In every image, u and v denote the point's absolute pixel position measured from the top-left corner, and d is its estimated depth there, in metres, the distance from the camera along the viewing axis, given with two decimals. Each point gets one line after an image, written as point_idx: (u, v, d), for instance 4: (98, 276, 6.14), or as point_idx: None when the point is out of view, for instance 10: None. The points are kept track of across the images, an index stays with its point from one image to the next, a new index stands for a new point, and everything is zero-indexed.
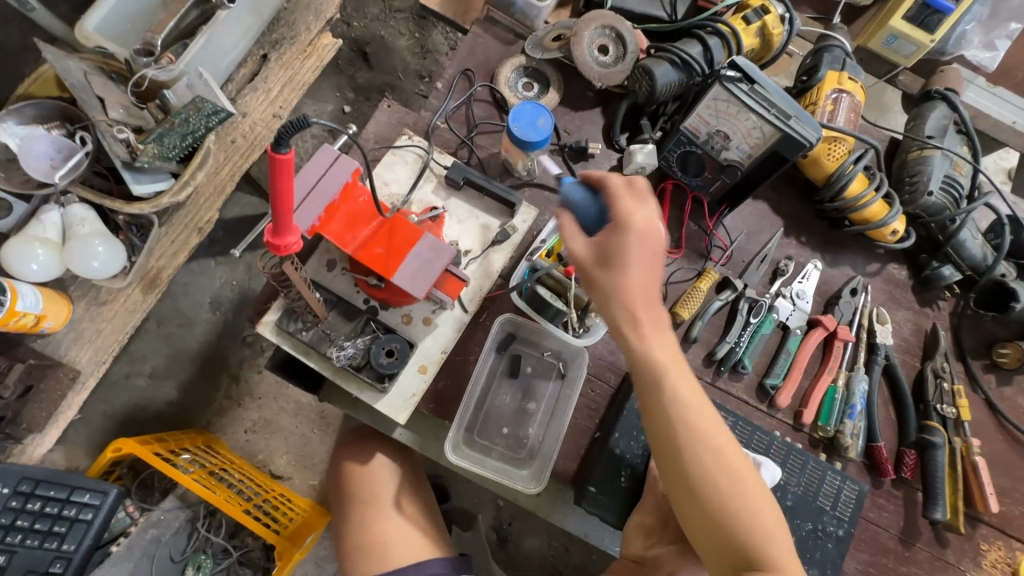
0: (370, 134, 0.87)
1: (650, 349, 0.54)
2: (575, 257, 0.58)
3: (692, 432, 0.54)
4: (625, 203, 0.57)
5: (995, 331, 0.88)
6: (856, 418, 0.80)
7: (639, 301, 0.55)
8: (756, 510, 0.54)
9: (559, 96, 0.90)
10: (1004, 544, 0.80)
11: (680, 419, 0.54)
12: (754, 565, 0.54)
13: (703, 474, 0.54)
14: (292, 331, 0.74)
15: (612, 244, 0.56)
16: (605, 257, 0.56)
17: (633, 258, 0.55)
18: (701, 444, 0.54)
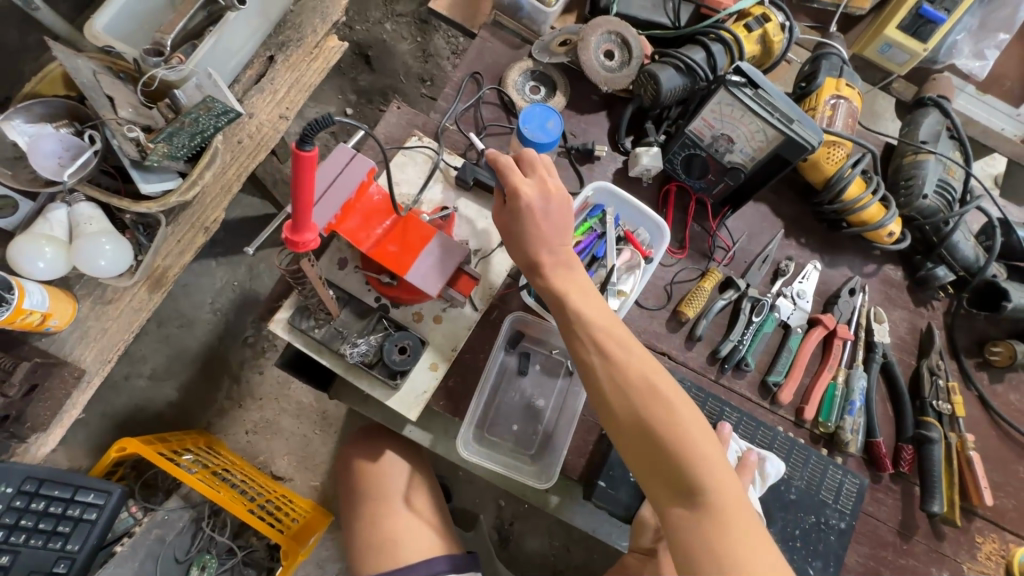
0: (379, 135, 0.88)
1: (557, 287, 0.63)
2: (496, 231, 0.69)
3: (607, 352, 0.58)
4: (513, 173, 0.65)
5: (987, 330, 0.91)
6: (856, 415, 0.82)
7: (541, 250, 0.64)
8: (679, 429, 0.54)
9: (566, 99, 0.92)
10: (998, 536, 0.83)
11: (591, 341, 0.59)
12: (688, 491, 0.53)
13: (621, 392, 0.56)
14: (304, 329, 0.75)
15: (510, 210, 0.65)
16: (509, 224, 0.66)
17: (525, 220, 0.64)
18: (616, 367, 0.57)
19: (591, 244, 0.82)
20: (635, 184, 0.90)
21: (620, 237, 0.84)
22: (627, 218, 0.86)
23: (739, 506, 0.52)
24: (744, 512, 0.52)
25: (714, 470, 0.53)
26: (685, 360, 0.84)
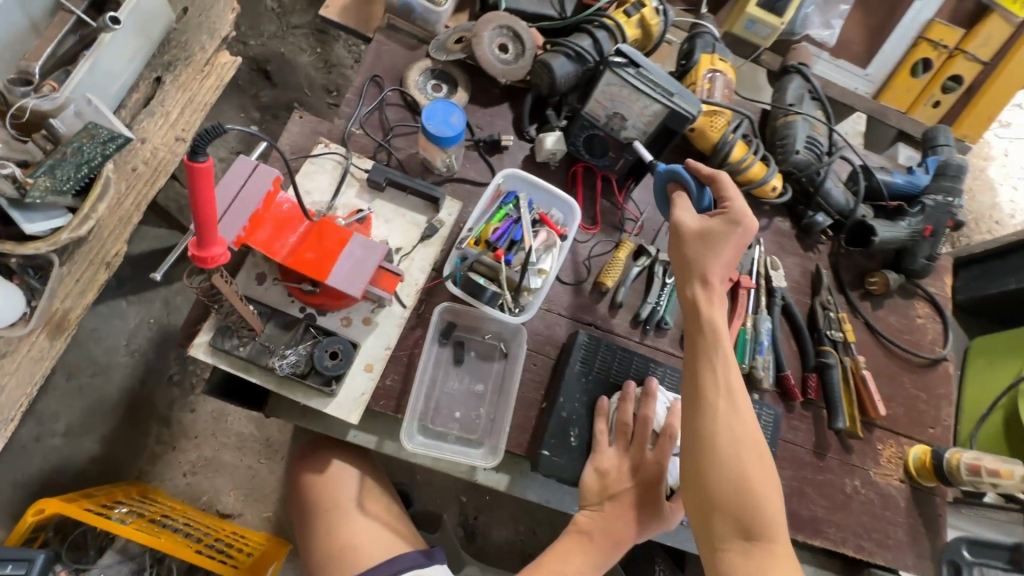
0: (284, 146, 0.87)
1: (714, 321, 0.71)
2: (684, 228, 0.76)
3: (728, 404, 0.67)
4: (731, 195, 0.74)
5: (865, 264, 1.03)
6: (765, 353, 0.91)
7: (717, 276, 0.73)
8: (762, 490, 0.64)
9: (468, 94, 0.95)
10: (895, 441, 0.94)
11: (719, 387, 0.68)
12: (755, 535, 0.63)
13: (728, 443, 0.65)
14: (228, 349, 0.73)
15: (719, 229, 0.73)
16: (705, 237, 0.74)
17: (731, 241, 0.73)
18: (733, 416, 0.66)
19: (509, 228, 0.85)
20: (544, 168, 0.94)
21: (534, 220, 0.88)
22: (542, 202, 0.91)
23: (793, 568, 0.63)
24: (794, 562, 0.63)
25: (780, 533, 0.63)
26: (610, 327, 0.89)
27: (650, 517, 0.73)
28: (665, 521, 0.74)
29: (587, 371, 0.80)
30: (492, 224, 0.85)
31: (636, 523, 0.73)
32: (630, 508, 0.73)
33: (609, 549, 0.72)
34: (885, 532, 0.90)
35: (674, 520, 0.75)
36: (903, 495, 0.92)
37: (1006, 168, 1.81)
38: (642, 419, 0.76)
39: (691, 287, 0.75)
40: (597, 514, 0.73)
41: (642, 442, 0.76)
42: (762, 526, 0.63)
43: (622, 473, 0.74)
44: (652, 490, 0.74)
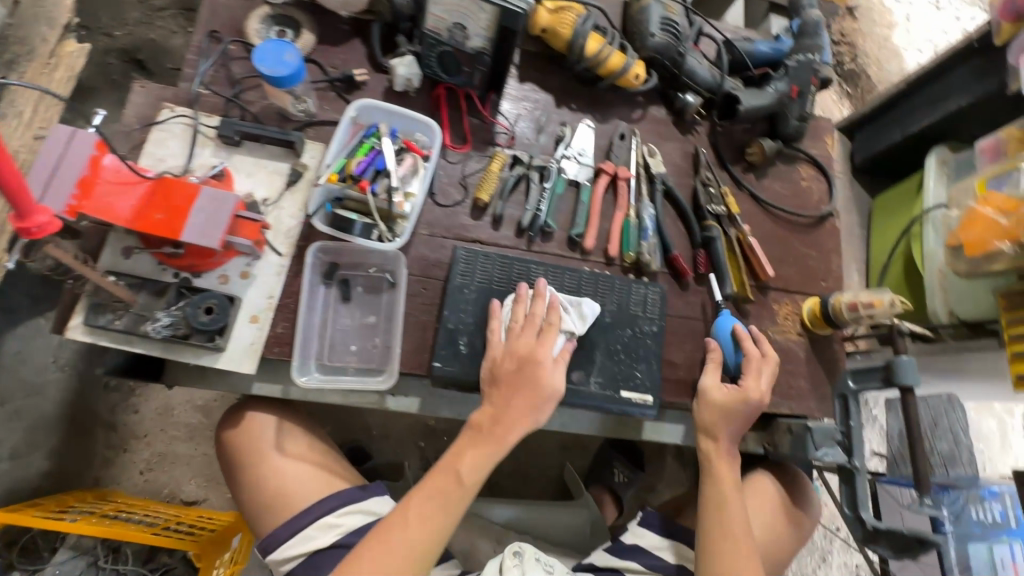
0: (129, 119, 0.85)
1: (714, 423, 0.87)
2: (710, 396, 0.87)
3: (721, 487, 0.85)
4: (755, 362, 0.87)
5: (744, 138, 1.05)
6: (650, 238, 0.93)
7: (720, 412, 0.86)
8: (743, 539, 0.81)
9: (314, 35, 0.93)
10: (791, 300, 0.99)
11: (714, 466, 0.86)
12: None
13: (721, 515, 0.83)
14: (104, 325, 0.73)
15: (735, 405, 0.86)
16: (727, 410, 0.86)
17: (744, 417, 0.87)
18: (724, 498, 0.84)
19: (372, 160, 0.84)
20: (406, 98, 0.94)
21: (400, 149, 0.87)
22: (406, 130, 0.91)
23: None
24: None
25: None
26: (495, 241, 0.91)
27: (536, 401, 0.76)
28: (553, 395, 0.77)
29: (468, 283, 0.83)
30: (355, 158, 0.84)
31: (522, 408, 0.75)
32: (513, 394, 0.75)
33: (501, 440, 0.75)
34: (789, 383, 0.95)
35: (563, 388, 0.78)
36: (803, 347, 0.97)
37: (909, 32, 1.78)
38: (537, 316, 0.79)
39: (706, 440, 0.87)
40: (488, 406, 0.77)
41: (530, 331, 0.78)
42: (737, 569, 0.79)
43: (504, 364, 0.77)
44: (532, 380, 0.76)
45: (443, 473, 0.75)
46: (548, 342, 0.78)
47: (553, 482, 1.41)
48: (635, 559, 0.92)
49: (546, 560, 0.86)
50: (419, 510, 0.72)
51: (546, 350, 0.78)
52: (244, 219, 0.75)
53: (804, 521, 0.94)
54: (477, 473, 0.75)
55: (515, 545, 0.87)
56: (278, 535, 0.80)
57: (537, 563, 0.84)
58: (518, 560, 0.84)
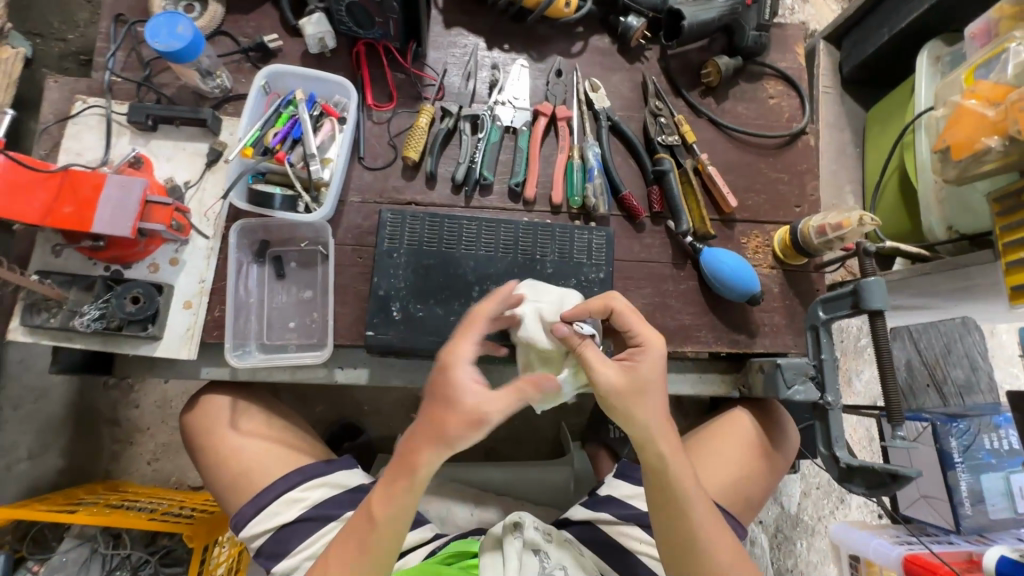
0: (46, 116, 0.83)
1: (630, 406, 0.63)
2: (607, 384, 0.63)
3: (675, 471, 0.65)
4: (636, 324, 0.66)
5: (700, 59, 0.96)
6: (596, 179, 0.86)
7: (631, 395, 0.62)
8: (697, 504, 0.66)
9: (223, 5, 0.88)
10: (760, 231, 0.91)
11: (657, 448, 0.64)
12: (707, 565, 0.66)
13: (680, 501, 0.65)
14: (40, 325, 0.74)
15: (644, 373, 0.63)
16: (636, 387, 0.63)
17: (654, 385, 0.64)
18: (681, 481, 0.65)
19: (288, 130, 0.81)
20: (324, 60, 0.89)
21: (319, 115, 0.83)
22: (325, 94, 0.86)
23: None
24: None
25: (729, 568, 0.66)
26: (430, 201, 0.86)
27: (448, 429, 0.56)
28: (476, 424, 0.56)
29: (396, 248, 0.80)
30: (272, 129, 0.81)
31: (426, 434, 0.58)
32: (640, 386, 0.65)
33: (414, 481, 0.60)
34: (760, 320, 0.88)
35: (492, 415, 0.56)
36: (776, 282, 0.89)
37: None
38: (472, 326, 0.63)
39: (637, 415, 0.63)
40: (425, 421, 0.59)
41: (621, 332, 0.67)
42: (710, 551, 0.66)
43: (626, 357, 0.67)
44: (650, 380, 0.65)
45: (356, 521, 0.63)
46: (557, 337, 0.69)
47: (549, 443, 1.37)
48: (613, 511, 0.89)
49: (544, 529, 0.83)
50: (375, 544, 0.61)
51: (463, 345, 0.60)
52: (157, 204, 0.73)
53: (777, 461, 0.89)
54: (387, 512, 0.61)
55: (514, 516, 0.83)
56: (242, 513, 0.81)
57: (535, 533, 0.81)
58: (517, 532, 0.80)
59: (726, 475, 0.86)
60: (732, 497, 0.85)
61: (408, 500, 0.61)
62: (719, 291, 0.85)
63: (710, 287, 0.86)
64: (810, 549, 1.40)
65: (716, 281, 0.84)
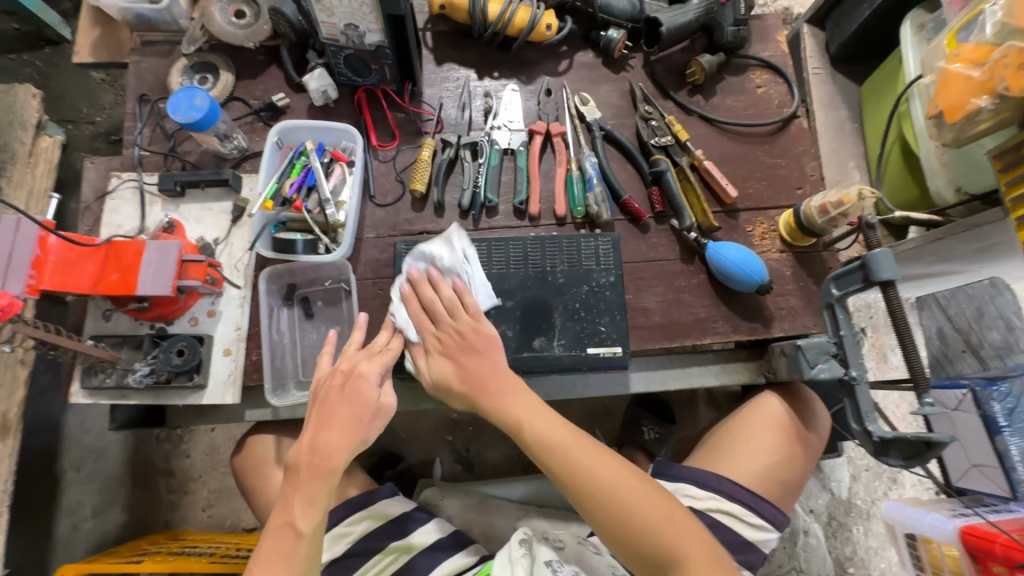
0: (87, 194, 0.91)
1: (442, 376, 0.77)
2: (438, 377, 0.77)
3: (515, 413, 0.74)
4: (415, 309, 0.80)
5: (684, 61, 0.99)
6: (595, 188, 0.89)
7: (461, 363, 0.77)
8: (548, 426, 0.74)
9: (233, 73, 0.95)
10: (765, 218, 0.92)
11: (501, 396, 0.75)
12: (584, 481, 0.70)
13: (529, 422, 0.74)
14: (97, 385, 0.80)
15: (449, 340, 0.78)
16: (460, 351, 0.77)
17: (455, 347, 0.77)
18: (523, 418, 0.74)
19: (302, 179, 0.87)
20: (329, 110, 0.95)
21: (329, 162, 0.89)
22: (333, 141, 0.93)
23: (633, 491, 0.70)
24: (642, 488, 0.70)
25: (601, 476, 0.70)
26: (440, 228, 0.91)
27: (367, 420, 0.71)
28: (381, 412, 0.72)
29: (413, 276, 0.84)
30: (288, 180, 0.87)
31: (345, 432, 0.69)
32: (463, 357, 0.77)
33: (298, 478, 0.68)
34: (776, 304, 0.89)
35: (394, 405, 0.73)
36: (787, 265, 0.90)
37: None
38: (391, 351, 0.76)
39: (447, 384, 0.77)
40: (307, 435, 0.70)
41: (434, 323, 0.79)
42: (585, 467, 0.71)
43: (448, 337, 0.78)
44: (479, 345, 0.77)
45: (279, 531, 0.66)
46: (429, 292, 0.80)
47: None
48: None
49: (556, 538, 0.85)
50: (272, 552, 0.65)
51: (368, 364, 0.73)
52: (191, 261, 0.79)
53: (810, 441, 0.89)
54: (316, 521, 0.67)
55: (522, 533, 0.83)
56: None
57: (545, 545, 0.82)
58: (525, 549, 0.80)
59: (758, 459, 0.86)
60: (767, 481, 0.85)
61: (327, 498, 0.69)
62: (727, 285, 0.87)
63: (719, 283, 0.89)
64: (868, 534, 1.36)
65: (722, 274, 0.86)
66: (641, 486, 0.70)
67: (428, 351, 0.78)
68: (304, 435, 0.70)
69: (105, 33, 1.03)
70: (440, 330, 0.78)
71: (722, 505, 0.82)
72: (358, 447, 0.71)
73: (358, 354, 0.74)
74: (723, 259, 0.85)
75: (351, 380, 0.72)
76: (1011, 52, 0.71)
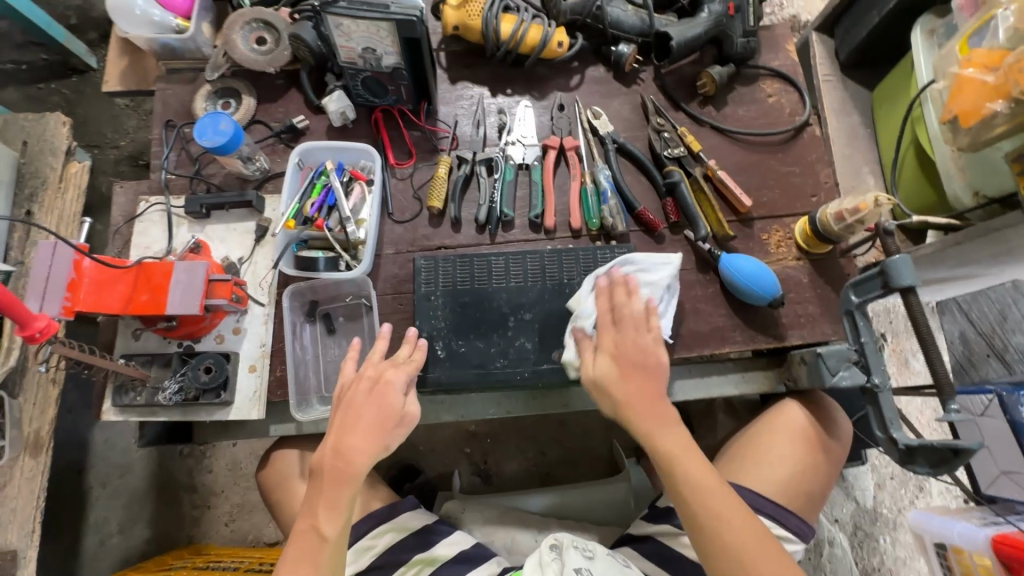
0: (116, 218, 0.94)
1: (611, 388, 0.73)
2: (592, 373, 0.75)
3: (677, 453, 0.70)
4: (618, 305, 0.77)
5: (694, 73, 1.00)
6: (610, 200, 0.90)
7: (630, 381, 0.73)
8: (702, 472, 0.69)
9: (255, 97, 0.98)
10: (780, 226, 0.92)
11: (649, 432, 0.71)
12: (716, 531, 0.67)
13: (679, 463, 0.69)
14: (128, 403, 0.82)
15: (620, 342, 0.75)
16: (629, 361, 0.74)
17: (640, 344, 0.75)
18: (680, 458, 0.70)
19: (323, 198, 0.89)
20: (347, 131, 0.98)
21: (349, 181, 0.92)
22: (352, 161, 0.95)
23: (765, 556, 0.65)
24: (772, 550, 0.66)
25: (739, 532, 0.66)
26: (457, 243, 0.92)
27: (391, 428, 0.71)
28: (404, 421, 0.73)
29: (432, 290, 0.85)
30: (309, 200, 0.89)
31: (369, 438, 0.69)
32: (632, 368, 0.74)
33: (323, 482, 0.69)
34: (793, 312, 0.89)
35: (416, 413, 0.74)
36: (804, 272, 0.90)
37: None
38: (416, 362, 0.77)
39: (603, 391, 0.74)
40: (330, 439, 0.70)
41: (615, 326, 0.77)
42: (722, 519, 0.67)
43: (625, 343, 0.75)
44: (649, 365, 0.74)
45: (303, 535, 0.67)
46: (608, 297, 0.79)
47: (605, 462, 1.38)
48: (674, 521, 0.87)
49: (584, 546, 0.83)
50: (298, 556, 0.66)
51: (391, 372, 0.74)
52: (218, 280, 0.81)
53: (834, 451, 0.89)
54: (339, 526, 0.68)
55: (551, 539, 0.84)
56: None
57: (574, 551, 0.81)
58: (555, 553, 0.81)
59: (781, 469, 0.85)
60: (791, 492, 0.85)
61: (350, 502, 0.69)
62: (737, 297, 0.88)
63: (731, 294, 0.89)
64: (895, 544, 1.34)
65: (733, 285, 0.86)
66: (771, 549, 0.66)
67: (597, 349, 0.76)
68: (328, 439, 0.70)
69: (131, 62, 1.07)
70: (622, 335, 0.76)
71: None
72: (379, 454, 0.70)
73: (382, 362, 0.75)
74: (735, 271, 0.85)
75: (377, 385, 0.73)
76: None
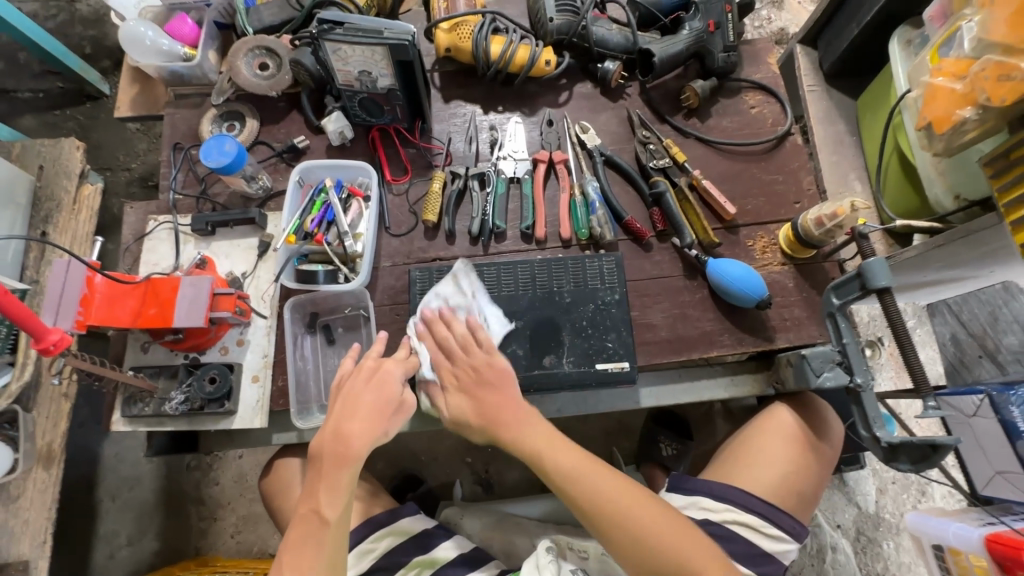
0: (126, 236, 0.99)
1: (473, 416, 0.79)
2: (459, 412, 0.80)
3: (540, 444, 0.76)
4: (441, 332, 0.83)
5: (679, 87, 1.04)
6: (598, 211, 0.93)
7: (479, 406, 0.79)
8: (572, 460, 0.75)
9: (258, 120, 1.03)
10: (765, 232, 0.95)
11: (518, 434, 0.77)
12: (607, 514, 0.71)
13: (548, 453, 0.76)
14: (137, 414, 0.86)
15: (466, 373, 0.81)
16: (478, 383, 0.80)
17: (478, 377, 0.81)
18: (548, 453, 0.76)
19: (322, 214, 0.93)
20: (345, 149, 1.02)
21: (347, 197, 0.96)
22: (350, 178, 0.99)
23: (659, 527, 0.70)
24: (668, 520, 0.70)
25: (629, 511, 0.71)
26: (452, 254, 0.96)
27: (390, 415, 0.74)
28: (402, 408, 0.76)
29: (427, 300, 0.89)
30: (309, 216, 0.93)
31: (368, 422, 0.72)
32: (479, 391, 0.80)
33: (323, 462, 0.70)
34: (780, 316, 0.91)
35: (411, 402, 0.78)
36: (789, 277, 0.93)
37: None
38: (412, 364, 0.81)
39: (466, 424, 0.81)
40: (330, 422, 0.73)
41: (450, 360, 0.82)
42: (606, 499, 0.72)
43: (466, 374, 0.81)
44: (495, 379, 0.80)
45: (305, 518, 0.69)
46: (449, 330, 0.83)
47: None
48: None
49: (580, 547, 0.89)
50: (301, 536, 0.68)
51: (393, 363, 0.78)
52: (223, 293, 0.85)
53: (825, 452, 0.90)
54: (341, 508, 0.69)
55: (547, 541, 0.84)
56: None
57: (571, 553, 0.87)
58: (552, 556, 0.82)
59: (772, 470, 0.87)
60: (782, 492, 0.86)
61: (351, 485, 0.71)
62: (726, 300, 0.90)
63: (720, 298, 0.91)
64: (899, 549, 1.33)
65: (721, 288, 0.88)
66: (666, 520, 0.70)
67: (445, 388, 0.82)
68: (327, 424, 0.73)
69: (142, 89, 1.12)
70: (460, 368, 0.82)
71: (739, 517, 0.83)
72: (379, 439, 0.73)
73: (382, 355, 0.79)
74: (722, 275, 0.88)
75: (376, 375, 0.76)
76: (988, 65, 0.74)
